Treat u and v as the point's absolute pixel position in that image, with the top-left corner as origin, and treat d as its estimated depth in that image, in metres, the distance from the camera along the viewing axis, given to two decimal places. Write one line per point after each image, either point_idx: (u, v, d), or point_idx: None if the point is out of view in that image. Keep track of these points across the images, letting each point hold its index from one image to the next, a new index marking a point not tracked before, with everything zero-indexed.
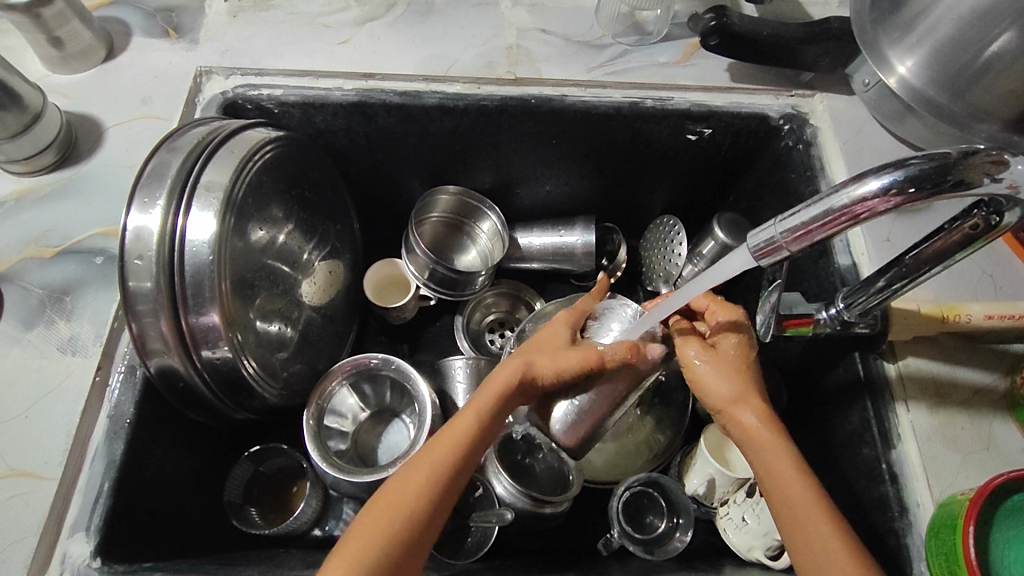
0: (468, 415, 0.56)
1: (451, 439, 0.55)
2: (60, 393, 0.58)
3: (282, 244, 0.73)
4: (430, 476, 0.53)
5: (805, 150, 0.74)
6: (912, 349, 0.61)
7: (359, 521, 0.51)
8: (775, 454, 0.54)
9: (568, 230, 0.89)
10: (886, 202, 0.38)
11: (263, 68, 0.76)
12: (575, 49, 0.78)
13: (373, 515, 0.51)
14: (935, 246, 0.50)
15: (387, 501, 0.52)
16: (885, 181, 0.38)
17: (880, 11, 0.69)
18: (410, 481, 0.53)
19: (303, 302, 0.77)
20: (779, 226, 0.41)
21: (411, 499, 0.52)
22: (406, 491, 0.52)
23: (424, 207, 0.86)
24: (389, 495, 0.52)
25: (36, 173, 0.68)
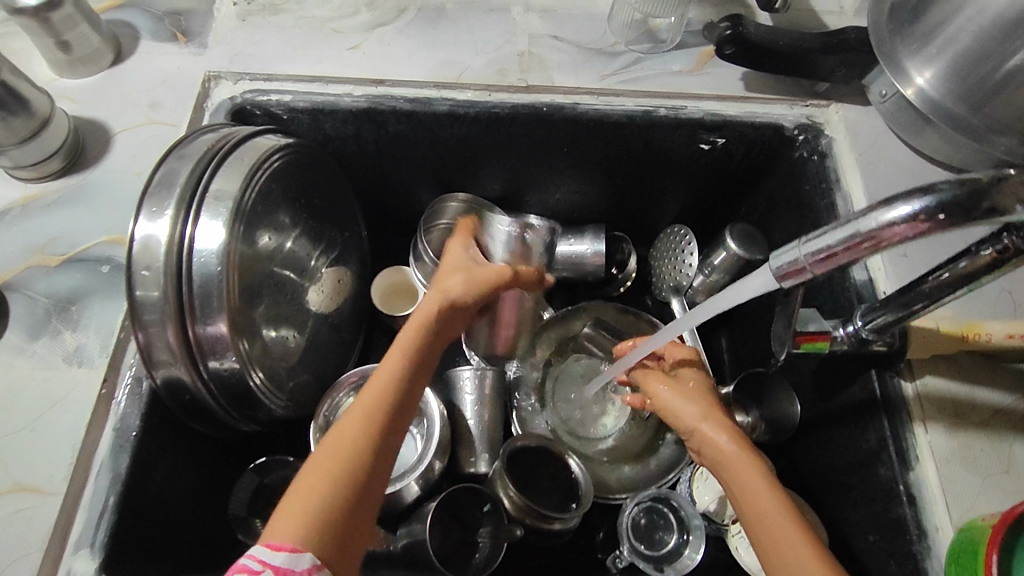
0: (398, 357, 0.57)
1: (387, 378, 0.55)
2: (65, 405, 0.57)
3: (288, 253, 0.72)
4: (369, 416, 0.53)
5: (821, 161, 0.73)
6: (933, 368, 0.60)
7: (304, 472, 0.50)
8: (745, 470, 0.55)
9: (578, 238, 0.87)
10: (914, 228, 0.35)
11: (272, 73, 0.75)
12: (587, 56, 0.77)
13: (317, 463, 0.50)
14: (958, 273, 0.48)
15: (330, 447, 0.51)
16: (913, 206, 0.35)
17: (899, 21, 0.67)
18: (350, 423, 0.52)
19: (310, 308, 0.77)
20: (803, 248, 0.40)
21: (355, 439, 0.51)
22: (349, 435, 0.51)
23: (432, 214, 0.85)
24: (331, 441, 0.51)
25: (43, 180, 0.67)
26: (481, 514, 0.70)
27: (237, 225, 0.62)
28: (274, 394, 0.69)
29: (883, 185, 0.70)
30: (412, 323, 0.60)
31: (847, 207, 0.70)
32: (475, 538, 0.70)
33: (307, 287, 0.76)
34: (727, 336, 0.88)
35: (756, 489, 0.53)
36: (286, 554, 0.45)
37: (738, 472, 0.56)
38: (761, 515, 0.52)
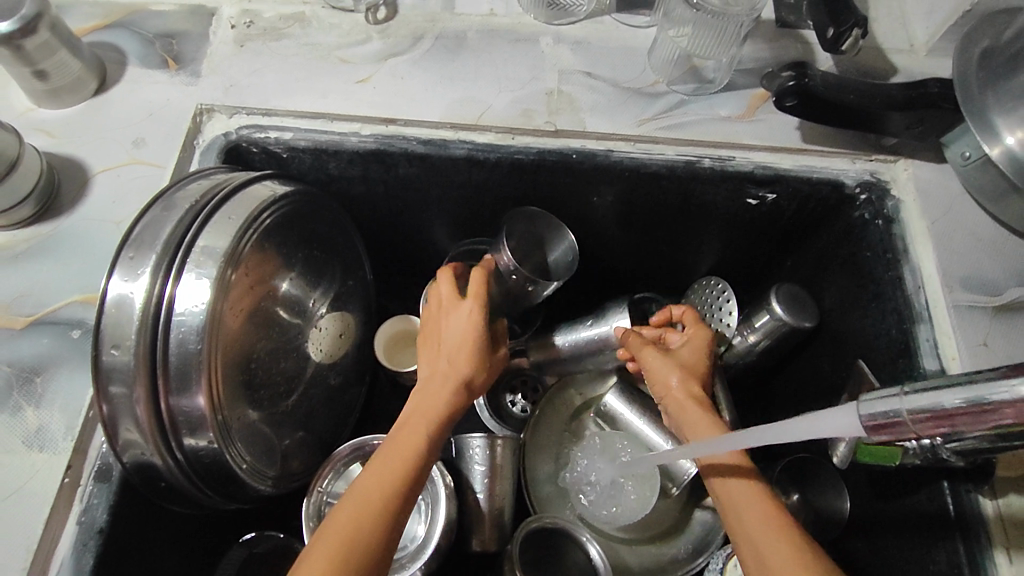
0: (417, 432, 0.55)
1: (404, 456, 0.53)
2: (20, 498, 0.50)
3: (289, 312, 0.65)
4: (384, 494, 0.50)
5: (885, 226, 0.64)
6: (1018, 486, 0.51)
7: (313, 544, 0.47)
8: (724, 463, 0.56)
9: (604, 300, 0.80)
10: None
11: (272, 108, 0.67)
12: (624, 98, 0.69)
13: (328, 536, 0.47)
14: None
15: (344, 521, 0.48)
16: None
17: (989, 74, 0.58)
18: (365, 498, 0.50)
19: (311, 358, 0.70)
20: (905, 403, 0.33)
21: (369, 518, 0.48)
22: (366, 511, 0.49)
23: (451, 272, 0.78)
24: (344, 514, 0.49)
25: (13, 227, 0.60)
26: None
27: (228, 266, 0.55)
28: (261, 474, 0.62)
29: (958, 259, 0.62)
30: (431, 397, 0.58)
31: (916, 282, 0.61)
32: None
33: (308, 339, 0.69)
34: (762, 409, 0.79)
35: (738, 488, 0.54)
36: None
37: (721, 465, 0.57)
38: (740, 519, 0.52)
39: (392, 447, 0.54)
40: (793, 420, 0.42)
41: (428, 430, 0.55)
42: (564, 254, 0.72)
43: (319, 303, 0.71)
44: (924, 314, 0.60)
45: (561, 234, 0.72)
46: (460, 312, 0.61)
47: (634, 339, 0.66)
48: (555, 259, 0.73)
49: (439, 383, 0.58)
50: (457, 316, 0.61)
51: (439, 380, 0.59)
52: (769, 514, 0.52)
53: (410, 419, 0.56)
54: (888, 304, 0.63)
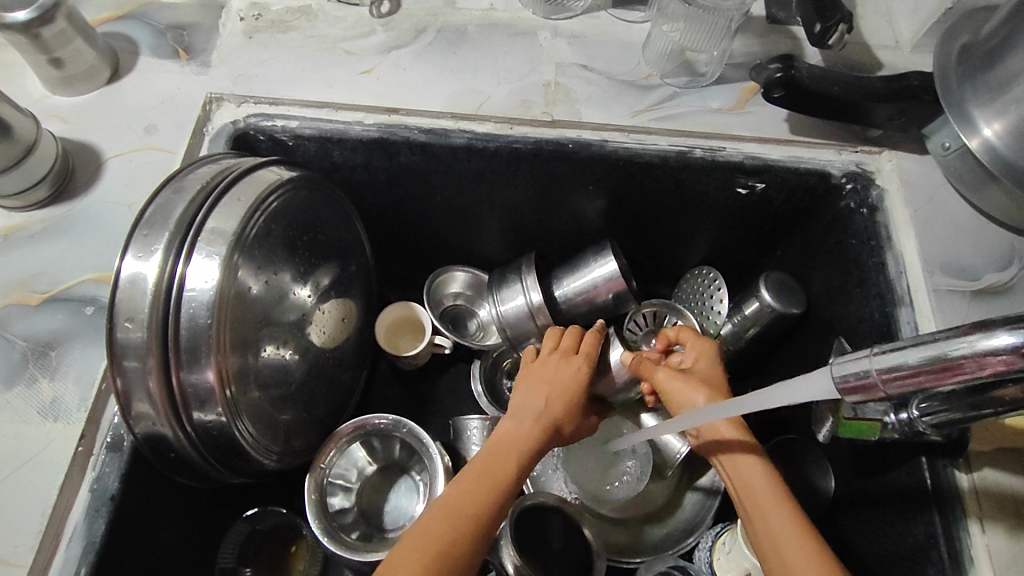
0: (509, 460, 0.57)
1: (492, 483, 0.55)
2: (36, 464, 0.52)
3: (297, 298, 0.67)
4: (474, 517, 0.53)
5: (871, 215, 0.67)
6: (992, 460, 0.54)
7: (400, 552, 0.50)
8: (746, 465, 0.58)
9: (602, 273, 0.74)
10: (1017, 362, 0.30)
11: (278, 97, 0.70)
12: (619, 90, 0.71)
13: (415, 549, 0.49)
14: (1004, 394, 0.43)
15: (432, 534, 0.51)
16: (1017, 336, 0.30)
17: (969, 68, 0.61)
18: (454, 515, 0.52)
19: (314, 342, 0.71)
20: (874, 362, 0.35)
21: (458, 536, 0.51)
22: (453, 528, 0.51)
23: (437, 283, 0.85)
24: (432, 529, 0.51)
25: (28, 208, 0.62)
26: None
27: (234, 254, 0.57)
28: (265, 448, 0.65)
29: (939, 246, 0.64)
30: (526, 430, 0.60)
31: (898, 268, 0.64)
32: None
33: (310, 325, 0.70)
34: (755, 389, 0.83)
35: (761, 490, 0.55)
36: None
37: (741, 466, 0.58)
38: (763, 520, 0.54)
39: (485, 468, 0.56)
40: (775, 387, 0.45)
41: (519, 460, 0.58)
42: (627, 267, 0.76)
43: (325, 286, 0.73)
44: (905, 299, 0.62)
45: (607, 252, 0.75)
46: (568, 362, 0.66)
47: (644, 362, 0.68)
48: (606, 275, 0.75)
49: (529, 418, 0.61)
50: (564, 369, 0.66)
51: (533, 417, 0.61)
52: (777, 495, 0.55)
53: (498, 445, 0.58)
54: (872, 289, 0.65)
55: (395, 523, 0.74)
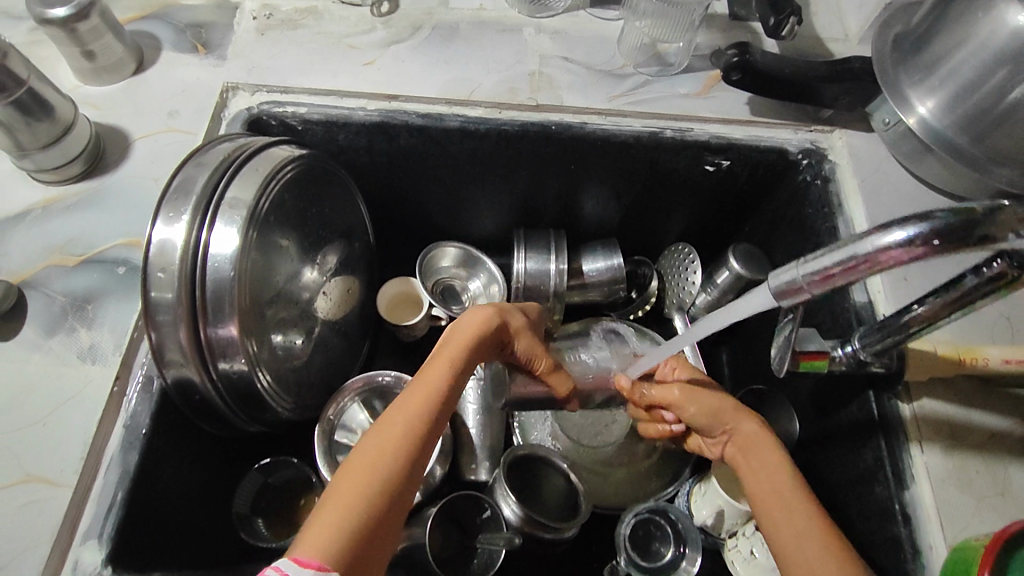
0: (442, 367, 0.57)
1: (426, 394, 0.55)
2: (79, 401, 0.59)
3: (306, 280, 0.75)
4: (408, 430, 0.52)
5: (824, 186, 0.74)
6: (929, 391, 0.61)
7: (340, 478, 0.49)
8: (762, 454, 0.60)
9: (610, 258, 0.89)
10: (910, 253, 0.36)
11: (289, 86, 0.77)
12: (597, 78, 0.79)
13: (351, 477, 0.48)
14: (925, 314, 0.50)
15: (369, 452, 0.50)
16: (909, 232, 0.36)
17: (902, 53, 0.69)
18: (389, 433, 0.51)
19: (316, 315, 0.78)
20: (800, 270, 0.41)
21: (392, 453, 0.50)
22: (389, 442, 0.51)
23: (429, 258, 0.91)
24: (367, 453, 0.50)
25: (64, 182, 0.69)
26: (480, 521, 0.72)
27: (250, 226, 0.63)
28: (280, 396, 0.70)
29: (884, 211, 0.72)
30: (455, 339, 0.60)
31: (849, 231, 0.71)
32: (473, 543, 0.70)
33: (315, 303, 0.77)
34: (729, 353, 0.90)
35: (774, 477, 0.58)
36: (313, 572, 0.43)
37: (756, 454, 0.60)
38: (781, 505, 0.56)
39: (419, 384, 0.56)
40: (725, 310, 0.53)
41: (454, 370, 0.57)
42: (614, 266, 0.89)
43: (330, 266, 0.80)
44: None
45: (611, 254, 0.90)
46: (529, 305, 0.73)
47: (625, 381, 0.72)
48: (600, 267, 0.89)
49: (471, 318, 0.63)
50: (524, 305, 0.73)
51: (477, 315, 0.63)
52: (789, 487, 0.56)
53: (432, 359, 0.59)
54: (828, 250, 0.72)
55: None
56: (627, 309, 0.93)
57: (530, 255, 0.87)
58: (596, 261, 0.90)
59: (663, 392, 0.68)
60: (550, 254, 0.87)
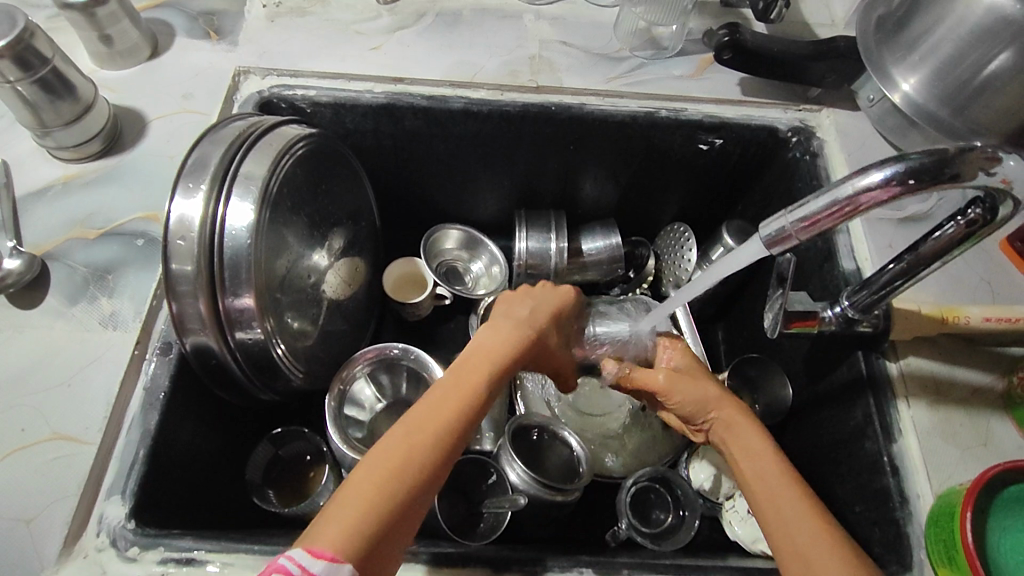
0: (478, 376, 0.55)
1: (460, 400, 0.53)
2: (102, 363, 0.61)
3: (314, 261, 0.76)
4: (441, 433, 0.51)
5: (813, 160, 0.77)
6: (915, 350, 0.64)
7: (357, 473, 0.47)
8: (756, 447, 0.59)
9: (608, 238, 0.92)
10: (887, 191, 0.41)
11: (298, 70, 0.80)
12: (594, 61, 0.83)
13: (371, 473, 0.47)
14: (905, 267, 0.54)
15: (394, 452, 0.49)
16: (886, 173, 0.42)
17: (884, 33, 0.72)
18: (418, 435, 0.50)
19: (323, 296, 0.78)
20: (788, 217, 0.46)
21: (418, 457, 0.49)
22: (418, 445, 0.50)
23: (434, 239, 0.94)
24: (394, 449, 0.49)
25: (83, 160, 0.72)
26: (485, 488, 0.74)
27: (263, 210, 0.63)
28: (294, 365, 0.72)
29: None
30: (496, 342, 0.59)
31: None
32: (479, 509, 0.71)
33: (322, 284, 0.78)
34: (724, 328, 0.93)
35: (765, 465, 0.56)
36: (326, 563, 0.42)
37: (745, 445, 0.60)
38: (770, 492, 0.54)
39: (452, 388, 0.54)
40: (727, 260, 0.57)
41: (488, 377, 0.56)
42: (612, 245, 0.92)
43: (337, 249, 0.81)
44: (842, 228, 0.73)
45: (609, 234, 0.93)
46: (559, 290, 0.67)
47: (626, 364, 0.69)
48: (598, 247, 0.92)
49: (508, 327, 0.60)
50: (551, 292, 0.66)
51: (515, 323, 0.61)
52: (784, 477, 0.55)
53: (474, 358, 0.57)
54: None
55: None
56: (626, 287, 0.96)
57: (531, 235, 0.90)
58: (593, 241, 0.92)
59: (646, 375, 0.67)
60: (551, 233, 0.90)
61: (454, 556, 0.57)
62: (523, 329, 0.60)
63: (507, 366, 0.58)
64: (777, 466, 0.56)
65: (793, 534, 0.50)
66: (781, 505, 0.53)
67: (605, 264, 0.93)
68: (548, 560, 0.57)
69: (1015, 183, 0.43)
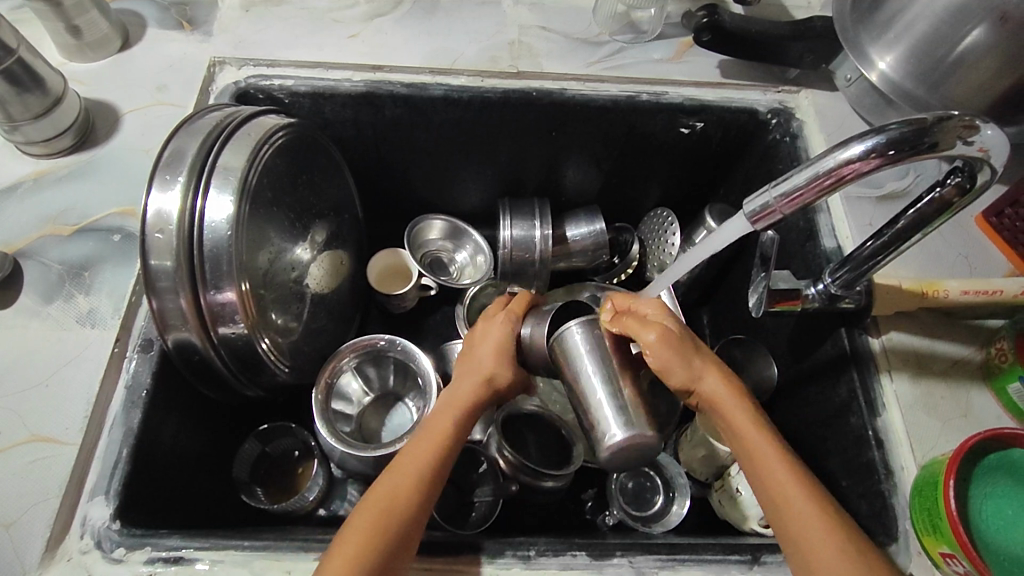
0: (443, 427, 0.58)
1: (430, 448, 0.56)
2: (80, 362, 0.60)
3: (297, 254, 0.75)
4: (420, 473, 0.55)
5: (793, 142, 0.78)
6: (896, 325, 0.65)
7: (352, 523, 0.51)
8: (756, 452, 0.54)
9: (591, 224, 0.92)
10: (868, 163, 0.43)
11: (275, 59, 0.78)
12: (574, 46, 0.83)
13: (359, 527, 0.50)
14: (887, 240, 0.55)
15: (380, 498, 0.52)
16: (867, 145, 0.43)
17: (860, 12, 0.72)
18: (400, 483, 0.54)
19: (307, 292, 0.77)
20: (773, 192, 0.46)
21: (397, 508, 0.52)
22: (397, 496, 0.53)
23: (417, 231, 0.93)
24: (381, 493, 0.53)
25: (54, 155, 0.70)
26: (475, 477, 0.73)
27: (243, 202, 0.62)
28: (280, 360, 0.71)
29: None
30: (465, 388, 0.61)
31: None
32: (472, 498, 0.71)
33: (307, 277, 0.77)
34: (709, 312, 0.93)
35: (777, 473, 0.53)
36: None
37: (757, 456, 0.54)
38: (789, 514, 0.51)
39: (425, 433, 0.58)
40: (715, 236, 0.56)
41: (455, 418, 0.59)
42: (597, 232, 0.92)
43: (319, 241, 0.80)
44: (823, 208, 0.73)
45: (594, 220, 0.92)
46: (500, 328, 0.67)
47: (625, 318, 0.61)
48: (582, 234, 0.92)
49: (467, 386, 0.61)
50: (496, 334, 0.66)
51: (471, 384, 0.62)
52: (799, 492, 0.51)
53: (442, 405, 0.60)
54: None
55: (394, 437, 0.82)
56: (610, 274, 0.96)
57: (517, 223, 0.90)
58: (577, 227, 0.92)
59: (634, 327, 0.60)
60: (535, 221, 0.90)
61: (447, 544, 0.57)
62: (479, 389, 0.61)
63: (470, 415, 0.60)
64: (801, 490, 0.52)
65: (796, 513, 0.51)
66: (778, 480, 0.52)
67: (590, 251, 0.93)
68: (540, 545, 0.57)
69: (992, 151, 0.44)
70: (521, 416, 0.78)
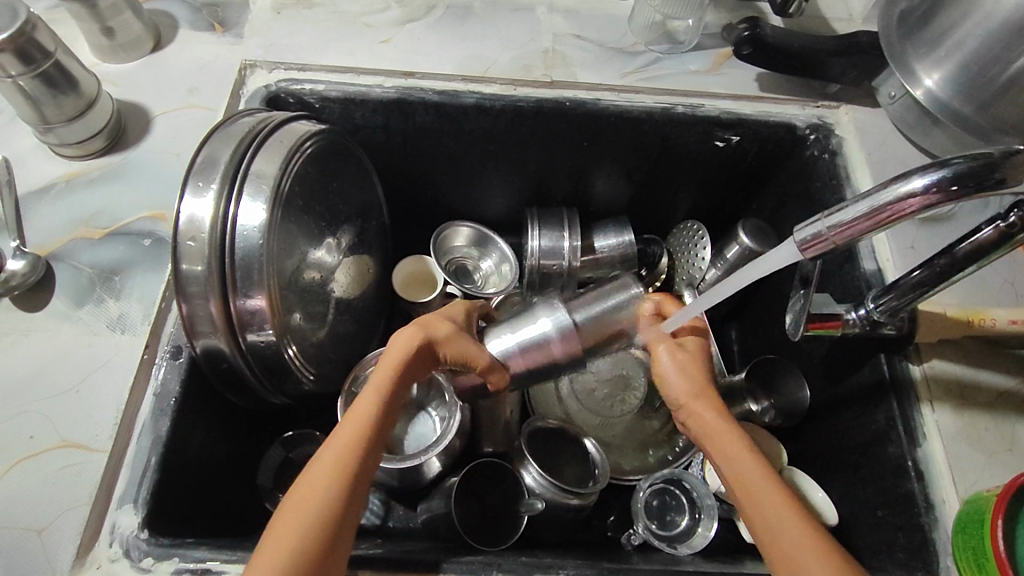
0: (357, 426, 0.54)
1: (353, 426, 0.54)
2: (110, 368, 0.60)
3: (319, 257, 0.72)
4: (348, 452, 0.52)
5: (832, 159, 0.76)
6: (939, 353, 0.63)
7: (282, 514, 0.48)
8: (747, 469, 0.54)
9: (620, 234, 0.90)
10: (928, 198, 0.41)
11: (306, 63, 0.77)
12: (609, 55, 0.81)
13: (287, 517, 0.48)
14: (938, 270, 0.53)
15: (309, 488, 0.50)
16: (929, 179, 0.41)
17: (907, 27, 0.70)
18: (326, 465, 0.51)
19: (331, 300, 0.76)
20: (826, 222, 0.45)
21: (322, 493, 0.49)
22: (324, 481, 0.50)
23: (444, 237, 0.92)
24: (311, 480, 0.50)
25: (86, 157, 0.70)
26: (500, 492, 0.72)
27: (276, 209, 0.61)
28: (305, 367, 0.70)
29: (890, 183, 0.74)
30: (387, 360, 0.59)
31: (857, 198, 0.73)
32: (495, 514, 0.70)
33: (332, 282, 0.76)
34: (738, 329, 0.92)
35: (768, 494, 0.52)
36: None
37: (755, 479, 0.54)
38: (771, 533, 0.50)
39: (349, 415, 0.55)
40: (758, 262, 0.55)
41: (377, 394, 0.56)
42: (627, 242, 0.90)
43: (345, 247, 0.79)
44: None
45: (624, 231, 0.91)
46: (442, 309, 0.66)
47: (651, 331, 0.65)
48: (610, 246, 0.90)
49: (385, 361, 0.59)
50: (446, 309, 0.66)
51: (400, 338, 0.60)
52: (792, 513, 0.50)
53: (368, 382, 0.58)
54: None
55: (416, 448, 0.77)
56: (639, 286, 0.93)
57: (546, 231, 0.88)
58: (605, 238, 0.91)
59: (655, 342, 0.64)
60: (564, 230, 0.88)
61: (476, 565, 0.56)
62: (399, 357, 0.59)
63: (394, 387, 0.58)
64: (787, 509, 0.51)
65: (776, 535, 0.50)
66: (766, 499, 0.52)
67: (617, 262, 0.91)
68: (570, 568, 0.57)
69: None
70: (546, 437, 0.78)
